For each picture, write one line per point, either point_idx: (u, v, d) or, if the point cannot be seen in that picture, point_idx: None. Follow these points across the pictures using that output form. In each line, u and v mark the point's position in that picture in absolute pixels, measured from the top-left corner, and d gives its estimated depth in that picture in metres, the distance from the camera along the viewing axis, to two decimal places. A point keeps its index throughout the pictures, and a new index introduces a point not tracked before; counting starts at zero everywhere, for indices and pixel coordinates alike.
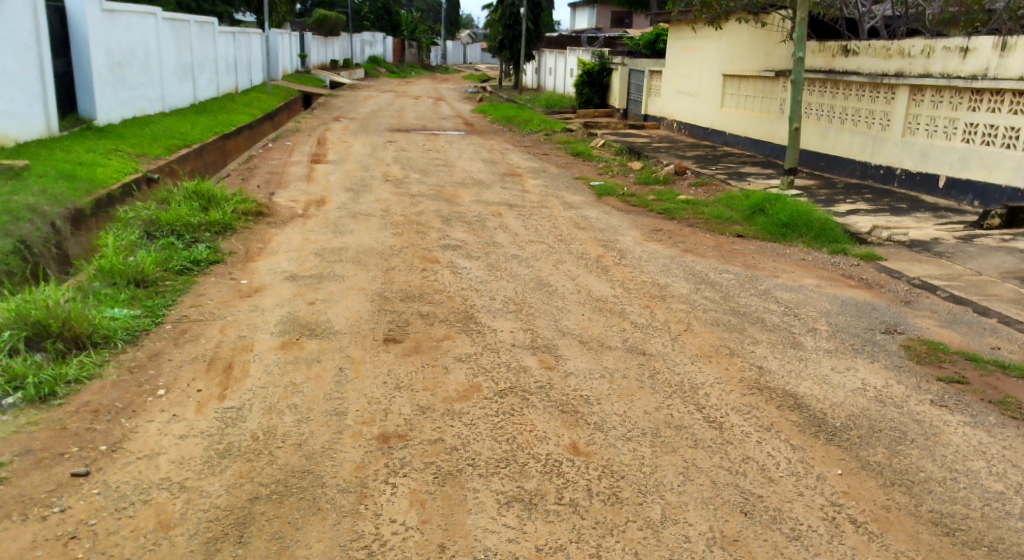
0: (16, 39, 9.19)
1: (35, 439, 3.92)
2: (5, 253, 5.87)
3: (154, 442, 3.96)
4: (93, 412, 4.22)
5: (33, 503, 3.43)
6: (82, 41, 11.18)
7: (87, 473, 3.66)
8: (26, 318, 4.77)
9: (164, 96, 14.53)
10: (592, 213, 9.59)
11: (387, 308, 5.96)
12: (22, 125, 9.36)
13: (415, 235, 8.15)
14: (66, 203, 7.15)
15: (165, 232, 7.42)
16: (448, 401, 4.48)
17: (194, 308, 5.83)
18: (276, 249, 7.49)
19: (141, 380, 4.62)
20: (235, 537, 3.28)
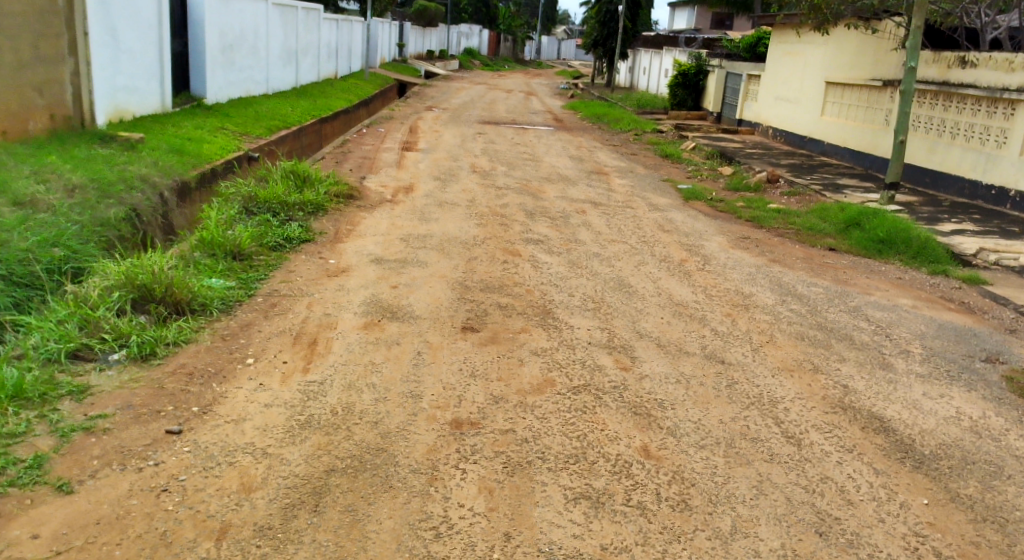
0: (139, 17, 9.71)
1: (135, 395, 4.15)
2: (118, 219, 6.24)
3: (241, 408, 4.14)
4: (187, 374, 4.45)
5: (130, 454, 3.64)
6: (198, 21, 11.72)
7: (180, 431, 3.86)
8: (132, 282, 5.05)
9: (268, 79, 15.07)
10: (678, 216, 9.47)
11: (467, 297, 6.03)
12: (140, 100, 9.90)
13: (498, 227, 8.22)
14: (174, 175, 7.52)
15: (262, 208, 7.70)
16: (522, 393, 4.52)
17: (284, 284, 6.05)
18: (364, 232, 7.68)
19: (233, 348, 4.84)
20: (311, 506, 3.40)
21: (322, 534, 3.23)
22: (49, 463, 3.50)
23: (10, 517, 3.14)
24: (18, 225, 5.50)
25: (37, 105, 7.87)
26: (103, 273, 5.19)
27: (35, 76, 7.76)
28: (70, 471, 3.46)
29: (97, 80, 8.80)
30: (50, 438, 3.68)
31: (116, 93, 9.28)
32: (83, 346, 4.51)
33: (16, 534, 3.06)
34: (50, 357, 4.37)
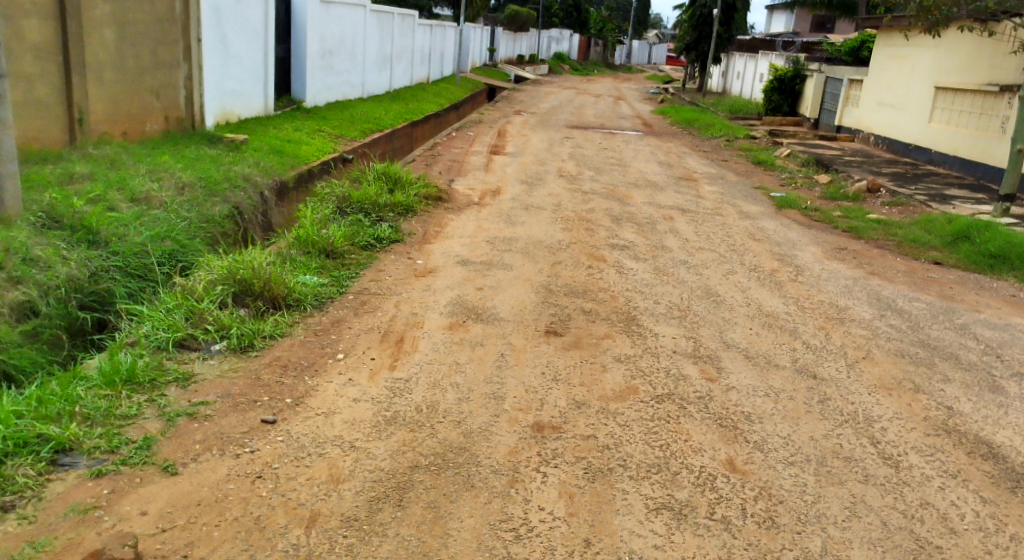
0: (247, 24, 10.17)
1: (235, 385, 4.35)
2: (221, 216, 6.55)
3: (331, 401, 4.27)
4: (282, 366, 4.62)
5: (229, 441, 3.81)
6: (301, 28, 12.18)
7: (274, 421, 4.02)
8: (235, 277, 5.29)
9: (363, 83, 15.49)
10: (770, 224, 9.22)
11: (551, 301, 6.05)
12: (245, 103, 10.36)
13: (584, 232, 8.21)
14: (274, 175, 7.83)
15: (354, 208, 7.92)
16: (604, 399, 4.50)
17: (373, 282, 6.21)
18: (451, 234, 7.80)
19: (324, 343, 5.00)
20: (395, 500, 3.48)
21: (406, 529, 3.30)
22: (156, 445, 3.70)
23: (121, 494, 3.34)
24: (133, 220, 5.84)
25: (154, 107, 8.33)
26: (208, 267, 5.45)
27: (152, 80, 8.24)
28: (175, 454, 3.65)
29: (207, 84, 9.27)
30: (157, 422, 3.89)
31: (224, 96, 9.74)
32: (189, 336, 4.76)
33: (127, 510, 3.24)
34: (159, 345, 4.62)
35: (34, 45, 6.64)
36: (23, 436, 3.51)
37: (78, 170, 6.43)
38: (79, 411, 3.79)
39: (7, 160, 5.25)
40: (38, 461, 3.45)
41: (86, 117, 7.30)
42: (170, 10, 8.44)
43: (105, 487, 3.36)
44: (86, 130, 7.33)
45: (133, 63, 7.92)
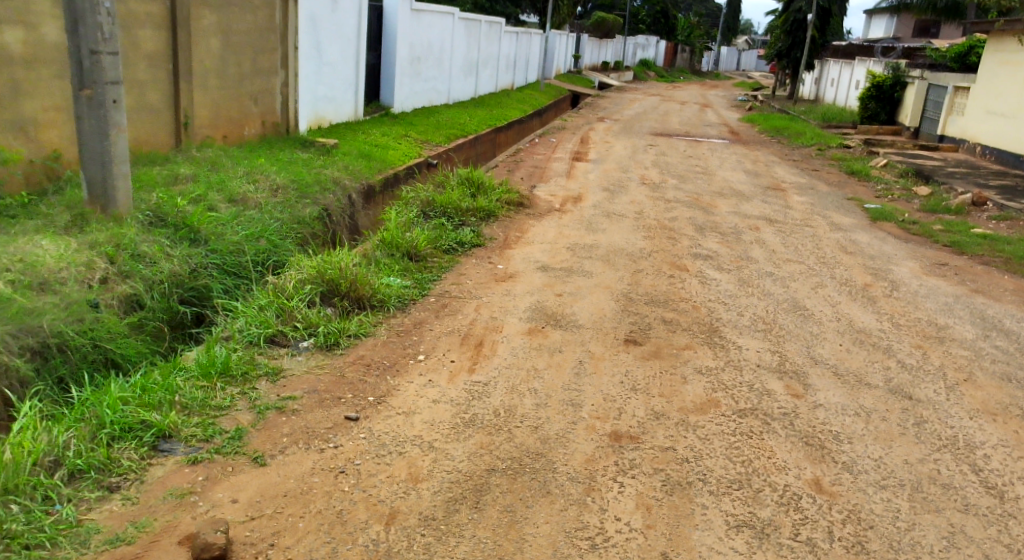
0: (342, 32, 10.48)
1: (320, 381, 4.47)
2: (311, 218, 6.76)
3: (411, 401, 4.34)
4: (365, 365, 4.73)
5: (314, 435, 3.92)
6: (391, 35, 12.47)
7: (357, 419, 4.11)
8: (323, 276, 5.45)
9: (450, 90, 15.72)
10: (863, 237, 8.88)
11: (631, 310, 5.98)
12: (336, 108, 10.66)
13: (666, 240, 8.09)
14: (362, 179, 8.03)
15: (438, 213, 8.02)
16: (684, 411, 4.41)
17: (455, 286, 6.28)
18: (532, 240, 7.82)
19: (406, 344, 5.09)
20: (472, 502, 3.50)
21: (482, 531, 3.32)
22: (247, 436, 3.84)
23: (214, 481, 3.47)
24: (230, 220, 6.08)
25: (252, 113, 8.68)
26: (298, 266, 5.63)
27: (252, 86, 8.58)
28: (265, 445, 3.78)
29: (301, 90, 9.60)
30: (249, 414, 4.03)
31: (316, 102, 10.05)
32: (279, 333, 4.92)
33: (219, 497, 3.37)
34: (252, 340, 4.80)
35: (147, 54, 7.02)
36: (128, 422, 3.70)
37: (182, 171, 6.75)
38: (178, 400, 3.96)
39: (120, 161, 5.56)
40: (141, 446, 3.63)
41: (191, 121, 7.66)
42: (270, 19, 8.78)
43: (200, 474, 3.51)
44: (190, 133, 7.69)
45: (234, 70, 8.27)
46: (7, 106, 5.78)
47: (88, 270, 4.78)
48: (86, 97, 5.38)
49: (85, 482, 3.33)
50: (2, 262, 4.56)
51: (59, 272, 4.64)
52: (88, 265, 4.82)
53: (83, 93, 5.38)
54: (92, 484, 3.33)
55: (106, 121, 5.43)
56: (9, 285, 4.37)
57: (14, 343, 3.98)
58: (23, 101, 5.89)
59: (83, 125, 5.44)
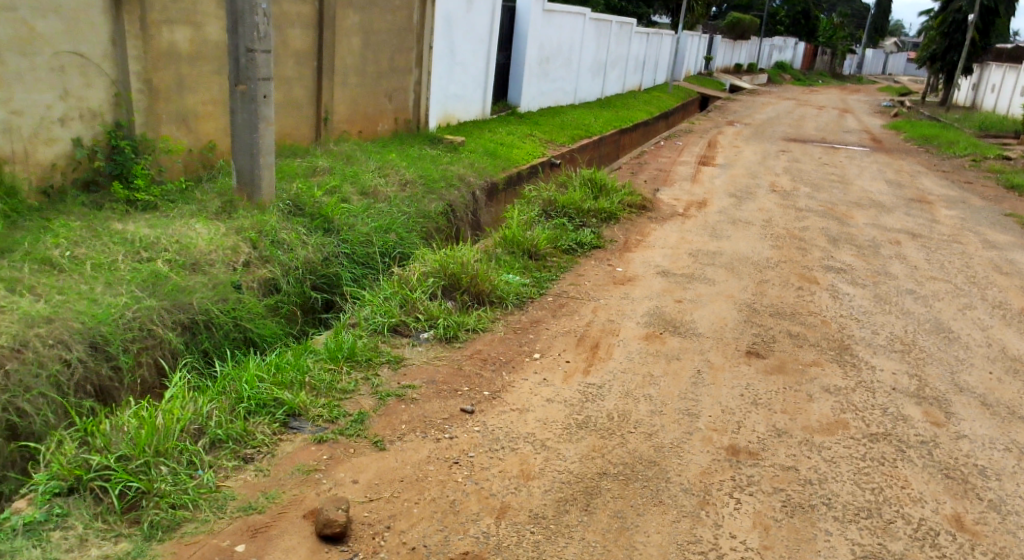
0: (475, 32, 10.66)
1: (438, 372, 4.56)
2: (435, 212, 6.92)
3: (526, 399, 4.35)
4: (482, 359, 4.78)
5: (430, 425, 4.00)
6: (523, 35, 12.58)
7: (472, 412, 4.16)
8: (445, 270, 5.55)
9: (576, 90, 15.69)
10: (1020, 257, 8.18)
11: (755, 321, 5.76)
12: (465, 106, 10.87)
13: (796, 251, 7.75)
14: (486, 176, 8.14)
15: (560, 213, 7.98)
16: (809, 431, 4.20)
17: (573, 286, 6.25)
18: (653, 244, 7.68)
19: (522, 341, 5.11)
20: (582, 504, 3.46)
21: (591, 534, 3.28)
22: (369, 420, 3.96)
23: (337, 461, 3.61)
24: (361, 212, 6.32)
25: (386, 109, 8.98)
26: (422, 259, 5.77)
27: (387, 84, 8.88)
28: (385, 431, 3.89)
29: (434, 89, 9.85)
30: (371, 399, 4.17)
31: (446, 100, 10.28)
32: (401, 322, 5.05)
33: (341, 476, 3.50)
34: (376, 328, 4.96)
35: (294, 52, 7.38)
36: (263, 398, 3.90)
37: (319, 164, 7.07)
38: (307, 381, 4.15)
39: (267, 153, 5.88)
40: (274, 422, 3.82)
41: (330, 116, 8.01)
42: (409, 19, 9.04)
43: (325, 453, 3.65)
44: (329, 128, 8.04)
45: (372, 69, 8.58)
46: (173, 99, 6.22)
47: (233, 253, 5.09)
48: (240, 92, 5.72)
49: (224, 451, 3.54)
50: (159, 242, 4.92)
51: (208, 253, 4.96)
52: (233, 249, 5.13)
53: (238, 87, 5.72)
54: (230, 454, 3.53)
55: (257, 115, 5.75)
56: (165, 264, 4.71)
57: (167, 318, 4.29)
58: (186, 94, 6.33)
59: (236, 118, 5.80)
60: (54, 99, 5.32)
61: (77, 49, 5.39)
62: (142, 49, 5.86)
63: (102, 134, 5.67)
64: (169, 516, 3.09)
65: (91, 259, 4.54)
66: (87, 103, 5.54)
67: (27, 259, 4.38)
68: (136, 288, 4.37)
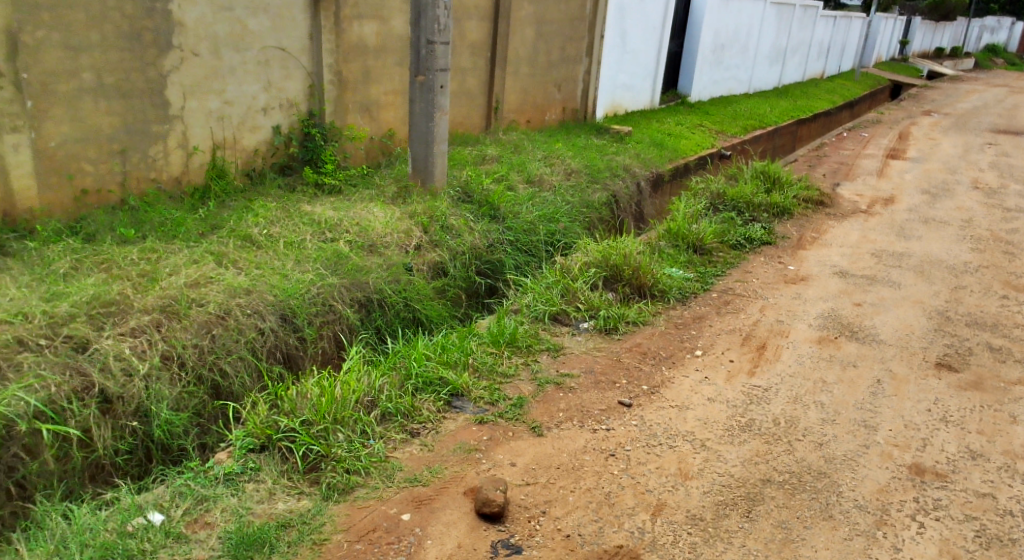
0: (649, 20, 10.50)
1: (597, 362, 4.57)
2: (599, 203, 6.91)
3: (686, 396, 4.27)
4: (642, 353, 4.73)
5: (588, 415, 4.01)
6: (698, 22, 12.25)
7: (630, 405, 4.13)
8: (607, 261, 5.53)
9: (751, 79, 15.08)
10: None
11: (947, 331, 5.31)
12: (634, 95, 10.75)
13: (999, 255, 7.05)
14: (652, 167, 8.02)
15: (728, 206, 7.66)
16: (1010, 456, 3.84)
17: (740, 283, 6.03)
18: (831, 242, 7.26)
19: (684, 337, 5.00)
20: (743, 510, 3.36)
21: (752, 542, 3.17)
22: (527, 405, 4.04)
23: (496, 443, 3.71)
24: (526, 200, 6.43)
25: (555, 99, 9.07)
26: (585, 249, 5.78)
27: (557, 74, 8.95)
28: (543, 417, 3.95)
29: (603, 78, 9.82)
30: (530, 385, 4.25)
31: (615, 89, 10.22)
32: (561, 311, 5.10)
33: (500, 458, 3.59)
34: (537, 315, 5.04)
35: (471, 43, 7.60)
36: (429, 376, 4.08)
37: (489, 152, 7.25)
38: (470, 363, 4.29)
39: (441, 141, 6.11)
40: (438, 400, 3.99)
41: (500, 105, 8.20)
42: (581, 9, 9.06)
43: (485, 434, 3.77)
44: (499, 117, 8.23)
45: (544, 59, 8.68)
46: (359, 90, 6.60)
47: (406, 237, 5.35)
48: (419, 82, 5.97)
49: (393, 423, 3.74)
50: (342, 224, 5.26)
51: (384, 236, 5.24)
52: (406, 232, 5.39)
53: (418, 78, 5.98)
54: (398, 427, 3.73)
55: (434, 104, 5.98)
56: (346, 244, 5.02)
57: (346, 295, 4.58)
58: (371, 85, 6.70)
59: (415, 107, 6.06)
60: (259, 91, 5.81)
61: (280, 44, 5.86)
62: (335, 42, 6.26)
63: (297, 122, 6.13)
64: (344, 480, 3.31)
65: (283, 237, 4.92)
66: (286, 94, 6.01)
67: (231, 235, 4.83)
68: (320, 266, 4.69)
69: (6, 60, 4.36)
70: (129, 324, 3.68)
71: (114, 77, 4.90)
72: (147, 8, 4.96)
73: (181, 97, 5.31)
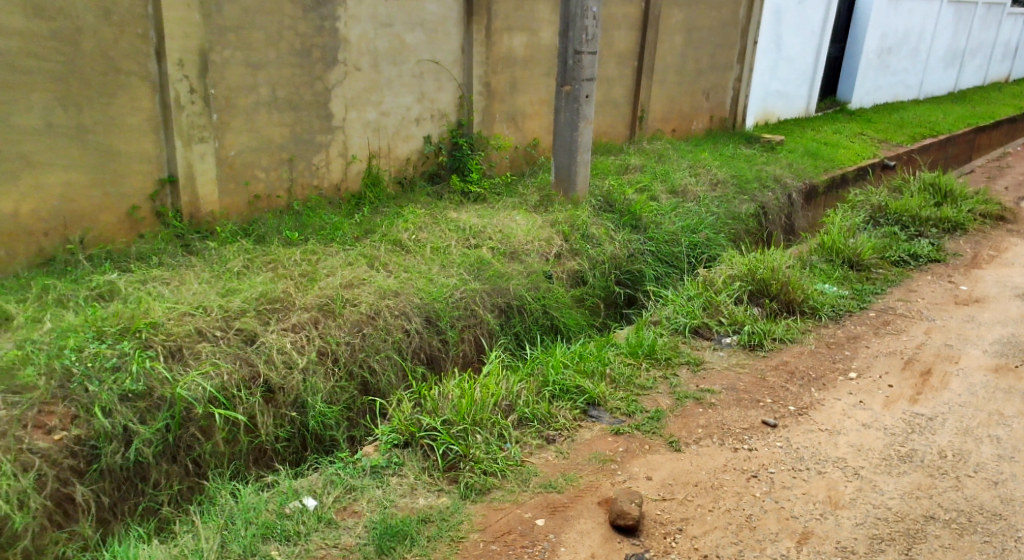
0: (807, 24, 10.07)
1: (740, 380, 4.43)
2: (747, 214, 6.71)
3: (837, 420, 4.06)
4: (789, 372, 4.54)
5: (729, 433, 3.90)
6: (862, 25, 11.63)
7: (774, 425, 3.98)
8: (754, 275, 5.35)
9: (922, 83, 14.11)
10: None
11: None
12: (788, 103, 10.35)
13: None
14: (806, 177, 7.68)
15: (891, 220, 7.17)
16: None
17: (902, 302, 5.65)
18: (1012, 261, 6.67)
19: (837, 357, 4.76)
20: (902, 547, 3.15)
21: None
22: (665, 419, 3.98)
23: (632, 455, 3.68)
24: (670, 211, 6.34)
25: (702, 107, 8.90)
26: (730, 262, 5.62)
27: (706, 82, 8.78)
28: (681, 432, 3.88)
29: (755, 86, 9.54)
30: (669, 398, 4.18)
31: (768, 97, 9.89)
32: (703, 325, 4.98)
33: (636, 471, 3.56)
34: (678, 328, 4.96)
35: (619, 52, 7.59)
36: (567, 384, 4.11)
37: (632, 162, 7.21)
38: (608, 373, 4.28)
39: (584, 151, 6.13)
40: (575, 408, 4.01)
41: (646, 114, 8.14)
42: (734, 14, 8.84)
43: (621, 445, 3.75)
44: (644, 125, 8.18)
45: (693, 66, 8.54)
46: (507, 100, 6.76)
47: (547, 245, 5.41)
48: (565, 92, 6.03)
49: (530, 429, 3.80)
50: (485, 231, 5.40)
51: (526, 243, 5.34)
52: (547, 240, 5.46)
53: (564, 88, 6.04)
54: (535, 432, 3.79)
55: (578, 114, 6.02)
56: (489, 251, 5.15)
57: (487, 300, 4.70)
58: (518, 95, 6.84)
59: (560, 117, 6.12)
60: (413, 102, 6.07)
61: (433, 57, 6.10)
62: (485, 54, 6.44)
63: (447, 132, 6.37)
64: (481, 481, 3.39)
65: (430, 242, 5.12)
66: (438, 105, 6.25)
67: (383, 240, 5.08)
68: (464, 271, 4.84)
69: (197, 77, 4.80)
70: (291, 320, 3.95)
71: (286, 91, 5.28)
72: (317, 27, 5.32)
73: (343, 109, 5.65)
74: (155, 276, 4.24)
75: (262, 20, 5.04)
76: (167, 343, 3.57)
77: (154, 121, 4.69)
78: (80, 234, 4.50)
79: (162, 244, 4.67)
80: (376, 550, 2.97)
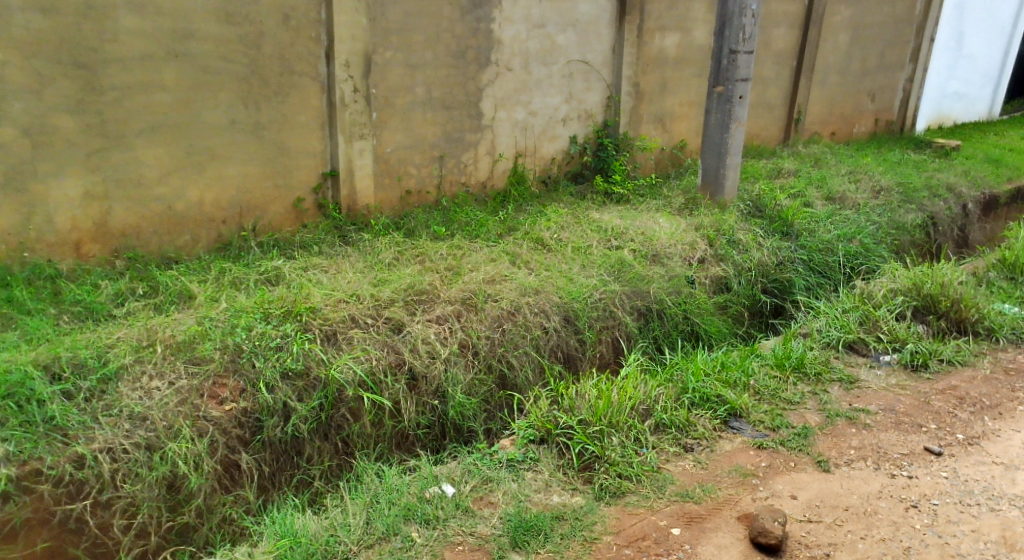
0: (995, 20, 9.26)
1: (900, 401, 4.13)
2: (913, 225, 6.26)
3: (1015, 454, 3.71)
4: (958, 397, 4.18)
5: (885, 457, 3.65)
6: None
7: (939, 453, 3.69)
8: (919, 290, 4.97)
9: None
10: None
11: None
12: (967, 105, 9.58)
13: None
14: (984, 187, 7.06)
15: None
16: None
17: None
18: None
19: (1015, 386, 4.34)
20: None
21: None
22: (813, 437, 3.78)
23: (776, 471, 3.52)
24: (826, 218, 6.02)
25: (866, 109, 8.39)
26: (893, 275, 5.25)
27: (872, 82, 8.27)
28: (830, 452, 3.67)
29: (929, 87, 8.89)
30: (818, 415, 3.97)
31: (944, 99, 9.20)
32: (860, 340, 4.69)
33: (780, 488, 3.40)
34: (830, 342, 4.70)
35: (778, 51, 7.29)
36: (707, 393, 3.99)
37: (785, 166, 6.90)
38: (751, 384, 4.13)
39: (735, 153, 5.94)
40: (714, 418, 3.89)
41: (802, 117, 7.77)
42: (908, 10, 8.26)
43: (763, 460, 3.60)
44: (800, 128, 7.80)
45: (858, 66, 8.06)
46: (656, 100, 6.67)
47: (692, 249, 5.28)
48: (717, 93, 5.85)
49: (667, 435, 3.72)
50: (629, 233, 5.34)
51: (670, 247, 5.23)
52: (691, 244, 5.33)
53: (716, 89, 5.86)
54: (672, 439, 3.70)
55: (730, 116, 5.83)
56: (631, 253, 5.08)
57: (627, 303, 4.65)
58: (668, 96, 6.73)
59: (710, 118, 5.95)
60: (562, 102, 6.10)
61: (583, 57, 6.10)
62: (636, 54, 6.37)
63: (593, 133, 6.36)
64: (616, 484, 3.36)
65: (571, 242, 5.12)
66: (585, 104, 6.25)
67: (525, 238, 5.14)
68: (605, 272, 4.80)
69: (361, 77, 5.04)
70: (434, 312, 4.07)
71: (440, 91, 5.44)
72: (473, 28, 5.45)
73: (493, 108, 5.75)
74: (316, 264, 4.49)
75: (423, 23, 5.22)
76: (324, 327, 3.77)
77: (321, 119, 4.97)
78: (253, 222, 4.84)
79: (322, 234, 4.94)
80: (511, 542, 3.01)
